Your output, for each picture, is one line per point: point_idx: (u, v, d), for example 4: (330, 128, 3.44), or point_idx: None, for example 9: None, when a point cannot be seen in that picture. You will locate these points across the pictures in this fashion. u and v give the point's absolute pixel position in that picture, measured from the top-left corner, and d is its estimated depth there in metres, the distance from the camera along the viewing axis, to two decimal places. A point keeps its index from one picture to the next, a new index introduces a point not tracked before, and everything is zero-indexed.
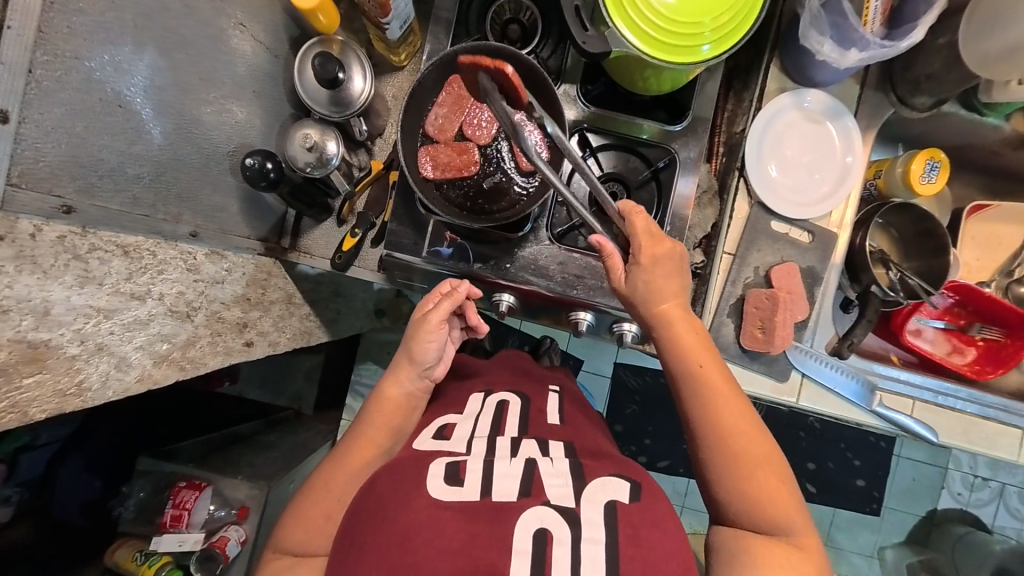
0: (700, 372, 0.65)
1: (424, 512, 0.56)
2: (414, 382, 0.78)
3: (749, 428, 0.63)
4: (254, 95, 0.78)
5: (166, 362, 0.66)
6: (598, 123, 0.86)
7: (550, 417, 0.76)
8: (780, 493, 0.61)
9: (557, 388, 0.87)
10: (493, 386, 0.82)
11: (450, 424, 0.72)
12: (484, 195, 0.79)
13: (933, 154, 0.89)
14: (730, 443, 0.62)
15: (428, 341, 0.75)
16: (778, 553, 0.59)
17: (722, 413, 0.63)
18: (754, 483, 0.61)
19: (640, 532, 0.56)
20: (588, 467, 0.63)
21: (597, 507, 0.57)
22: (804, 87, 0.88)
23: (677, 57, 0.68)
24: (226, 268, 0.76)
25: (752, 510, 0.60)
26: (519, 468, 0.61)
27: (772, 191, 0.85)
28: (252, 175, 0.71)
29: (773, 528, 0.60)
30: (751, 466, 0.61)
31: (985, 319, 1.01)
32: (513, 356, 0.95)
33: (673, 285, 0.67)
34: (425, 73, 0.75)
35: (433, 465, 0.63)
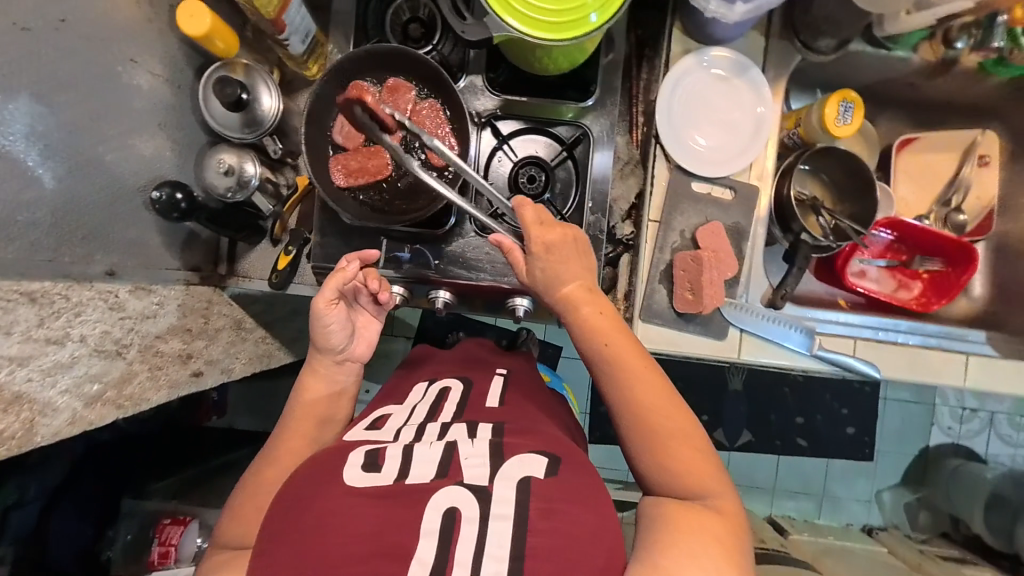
0: (610, 349, 0.65)
1: (339, 500, 0.58)
2: (333, 369, 0.80)
3: (663, 397, 0.63)
4: (160, 126, 0.79)
5: (98, 402, 0.67)
6: (510, 109, 0.86)
7: (489, 399, 0.77)
8: (697, 457, 0.62)
9: (505, 371, 0.88)
10: (438, 375, 0.86)
11: (384, 417, 0.76)
12: (401, 195, 0.79)
13: (845, 94, 0.90)
14: (644, 414, 0.63)
15: (326, 326, 0.76)
16: (695, 515, 0.59)
17: (635, 386, 0.63)
18: (669, 451, 0.61)
19: (554, 505, 0.57)
20: (508, 445, 0.64)
21: (511, 485, 0.58)
22: (708, 46, 0.88)
23: (563, 33, 0.68)
24: (158, 302, 0.76)
25: (668, 475, 0.61)
26: (438, 453, 0.63)
27: (689, 153, 0.86)
28: (163, 207, 0.72)
29: (688, 492, 0.60)
30: (666, 433, 0.62)
31: (927, 252, 1.03)
32: (471, 345, 0.97)
33: (573, 270, 0.68)
34: (321, 87, 0.76)
35: (352, 454, 0.65)
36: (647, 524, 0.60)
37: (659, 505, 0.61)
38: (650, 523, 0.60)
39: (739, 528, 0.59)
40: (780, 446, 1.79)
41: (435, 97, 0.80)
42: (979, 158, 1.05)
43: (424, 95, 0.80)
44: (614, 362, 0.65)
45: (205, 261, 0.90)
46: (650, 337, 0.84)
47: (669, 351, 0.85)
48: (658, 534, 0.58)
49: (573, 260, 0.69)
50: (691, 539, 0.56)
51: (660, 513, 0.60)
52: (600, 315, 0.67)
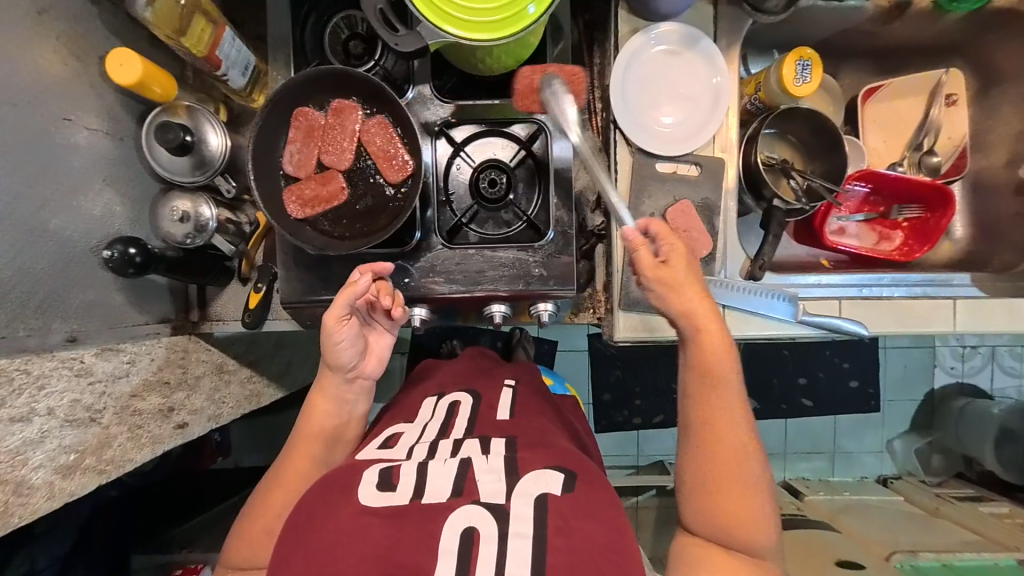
0: (718, 382, 0.67)
1: (352, 520, 0.56)
2: (343, 386, 0.78)
3: (747, 451, 0.65)
4: (107, 182, 0.76)
5: (77, 471, 0.66)
6: (464, 114, 0.84)
7: (499, 411, 0.77)
8: (761, 525, 0.64)
9: (513, 383, 0.87)
10: (446, 389, 0.85)
11: (396, 436, 0.73)
12: (361, 217, 0.77)
13: (800, 53, 0.88)
14: (721, 460, 0.65)
15: (336, 342, 0.74)
16: (736, 568, 0.63)
17: (729, 427, 0.66)
18: (731, 506, 0.64)
19: (569, 522, 0.56)
20: (523, 460, 0.63)
21: (528, 501, 0.57)
22: (655, 23, 0.86)
23: (498, 31, 0.66)
24: (128, 362, 0.75)
25: (720, 529, 0.64)
26: (453, 469, 0.62)
27: (648, 135, 0.84)
28: (116, 264, 0.69)
29: (739, 544, 0.64)
30: (736, 486, 0.64)
31: (903, 200, 1.02)
32: (476, 355, 0.97)
33: (694, 302, 0.68)
34: (264, 118, 0.73)
35: (367, 471, 0.63)
36: (686, 560, 0.65)
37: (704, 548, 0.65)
38: (692, 560, 0.65)
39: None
40: (787, 410, 1.79)
41: (382, 113, 0.77)
42: (946, 98, 1.03)
43: (371, 113, 0.78)
44: (716, 398, 0.67)
45: (175, 310, 0.88)
46: (632, 326, 0.84)
47: (656, 336, 0.84)
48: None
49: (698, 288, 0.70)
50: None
51: (703, 557, 0.64)
52: (724, 348, 0.68)
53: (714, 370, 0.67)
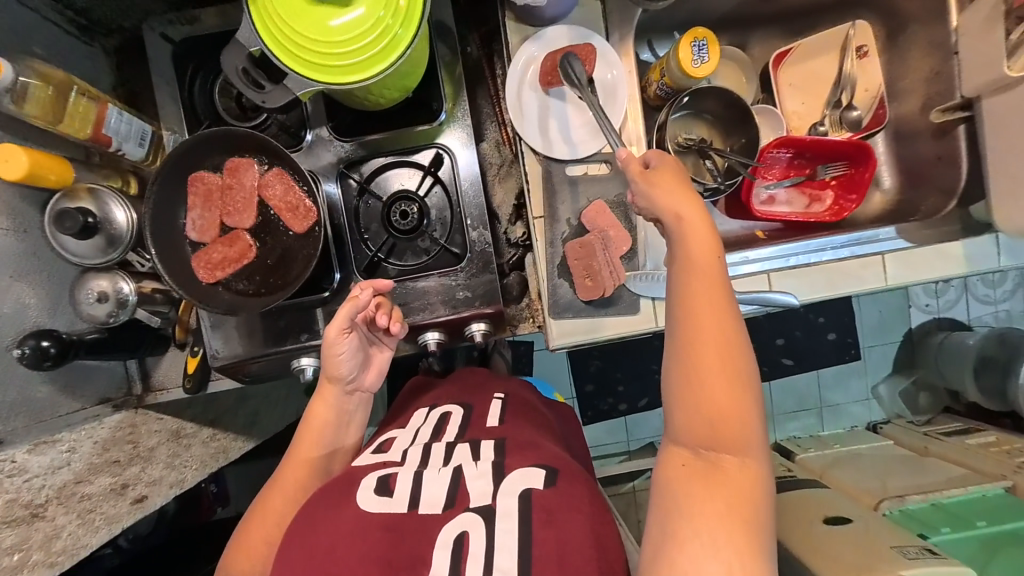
0: (703, 267, 0.60)
1: (349, 525, 0.59)
2: (342, 398, 0.77)
3: (737, 342, 0.58)
4: (16, 276, 0.76)
5: (26, 567, 0.67)
6: (367, 149, 0.84)
7: (489, 418, 0.77)
8: (748, 425, 0.56)
9: (502, 396, 0.85)
10: (438, 401, 0.85)
11: (390, 440, 0.75)
12: (275, 270, 0.77)
13: (694, 34, 0.86)
14: (707, 354, 0.57)
15: (336, 352, 0.73)
16: (725, 482, 0.54)
17: (716, 313, 0.59)
18: (716, 405, 0.56)
19: (555, 515, 0.59)
20: (510, 462, 0.65)
21: (513, 497, 0.60)
22: (544, 27, 0.85)
23: (364, 70, 0.65)
24: (67, 450, 0.75)
25: (704, 434, 0.56)
26: (446, 476, 0.64)
27: (553, 140, 0.84)
28: (31, 359, 0.69)
29: (727, 455, 0.55)
30: (725, 382, 0.56)
31: (828, 159, 1.01)
32: (467, 374, 0.95)
33: (674, 193, 0.63)
34: (152, 191, 0.72)
35: (364, 478, 0.66)
36: (670, 477, 0.57)
37: (690, 465, 0.56)
38: (675, 475, 0.56)
39: (762, 505, 0.54)
40: (769, 372, 1.81)
41: (277, 164, 0.77)
42: (857, 51, 1.02)
43: (265, 165, 0.77)
44: (705, 283, 0.59)
45: (115, 388, 0.88)
46: (566, 331, 0.83)
47: (590, 340, 0.84)
48: (681, 500, 0.54)
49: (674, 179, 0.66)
50: (712, 506, 0.53)
51: (686, 474, 0.56)
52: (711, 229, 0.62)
53: (701, 252, 0.61)
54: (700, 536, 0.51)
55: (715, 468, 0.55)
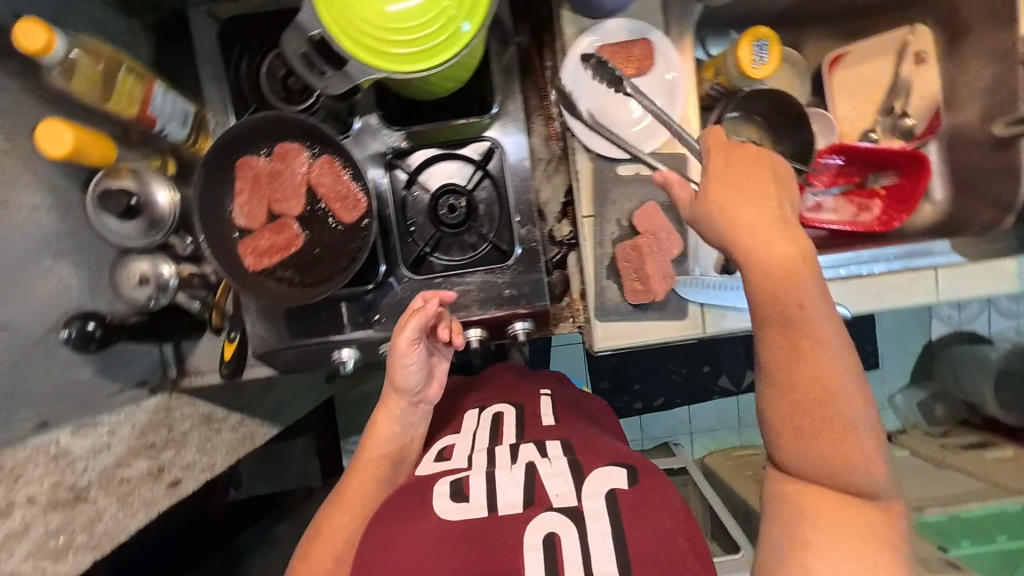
0: (794, 291, 0.57)
1: (433, 536, 0.59)
2: (408, 411, 0.80)
3: (845, 364, 0.55)
4: (58, 257, 0.74)
5: (67, 553, 0.66)
6: (417, 140, 0.82)
7: (544, 419, 0.79)
8: (871, 447, 0.54)
9: (549, 392, 0.89)
10: (488, 401, 0.86)
11: (450, 446, 0.76)
12: (320, 261, 0.76)
13: (756, 33, 0.83)
14: (818, 389, 0.54)
15: (405, 366, 0.75)
16: (848, 507, 0.53)
17: (817, 337, 0.56)
18: (833, 440, 0.53)
19: (638, 510, 0.59)
20: (585, 461, 0.66)
21: (598, 499, 0.60)
22: (600, 19, 0.81)
23: (431, 57, 0.63)
24: (107, 433, 0.75)
25: (823, 466, 0.54)
26: (520, 476, 0.65)
27: (604, 136, 0.81)
28: (77, 342, 0.69)
29: (852, 483, 0.53)
30: (841, 410, 0.54)
31: (878, 167, 0.99)
32: (502, 370, 0.99)
33: (745, 208, 0.61)
34: (199, 175, 0.70)
35: (437, 486, 0.66)
36: (784, 499, 0.55)
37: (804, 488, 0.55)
38: (789, 499, 0.55)
39: (886, 517, 0.53)
40: None
41: (326, 152, 0.75)
42: (915, 56, 0.99)
43: (313, 152, 0.75)
44: (799, 307, 0.56)
45: (152, 371, 0.87)
46: (610, 334, 0.82)
47: (627, 345, 0.82)
48: (797, 523, 0.53)
49: (749, 186, 0.62)
50: (839, 534, 0.52)
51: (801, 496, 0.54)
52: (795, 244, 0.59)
53: (790, 274, 0.58)
54: (829, 560, 0.50)
55: (837, 494, 0.54)
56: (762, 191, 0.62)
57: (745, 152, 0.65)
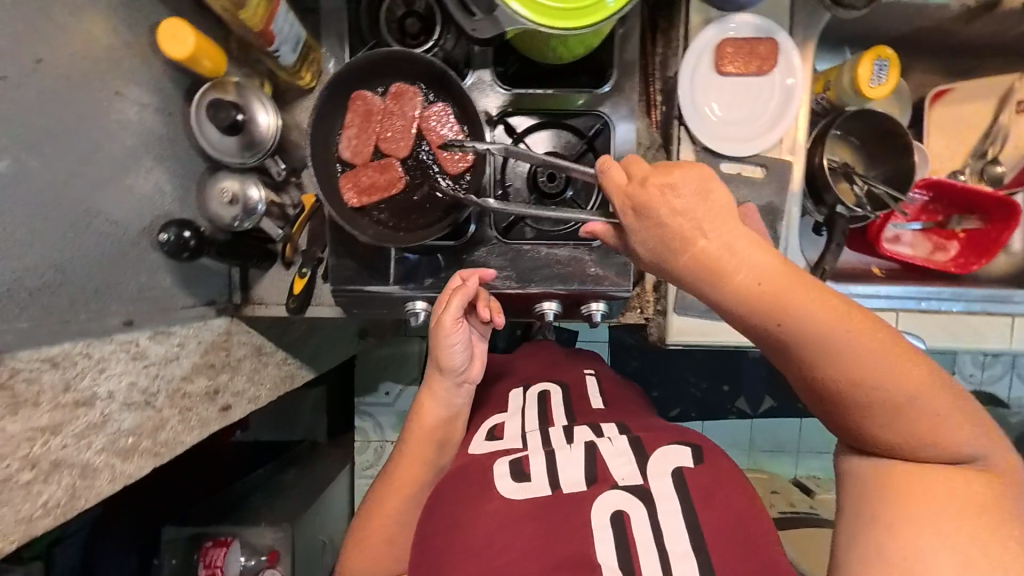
0: (770, 292, 0.45)
1: (498, 517, 0.58)
2: (451, 391, 0.79)
3: (863, 333, 0.44)
4: (156, 160, 0.73)
5: (135, 454, 0.65)
6: (521, 104, 0.80)
7: (592, 399, 0.77)
8: (943, 391, 0.43)
9: (592, 370, 0.88)
10: (531, 380, 0.84)
11: (499, 425, 0.75)
12: (417, 208, 0.75)
13: (880, 51, 0.83)
14: (848, 386, 0.44)
15: (450, 344, 0.75)
16: (940, 468, 0.44)
17: (820, 327, 0.44)
18: (915, 434, 0.43)
19: (711, 492, 0.55)
20: (646, 440, 0.63)
21: (665, 480, 0.56)
22: (730, 12, 0.81)
23: (579, 19, 0.62)
24: (178, 344, 0.74)
25: (913, 453, 0.44)
26: (581, 454, 0.62)
27: (712, 130, 0.81)
28: (172, 249, 0.68)
29: (934, 441, 0.43)
30: (880, 384, 0.43)
31: (964, 210, 0.98)
32: (537, 349, 0.96)
33: (706, 217, 0.46)
34: (319, 100, 0.69)
35: (497, 466, 0.65)
36: (853, 494, 0.47)
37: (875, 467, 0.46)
38: (863, 494, 0.46)
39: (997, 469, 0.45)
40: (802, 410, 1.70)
41: (443, 99, 0.74)
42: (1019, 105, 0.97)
43: (430, 98, 0.74)
44: (785, 315, 0.44)
45: (219, 292, 0.87)
46: (683, 329, 0.82)
47: (703, 341, 0.83)
48: (876, 520, 0.44)
49: (697, 207, 0.46)
50: (937, 509, 0.42)
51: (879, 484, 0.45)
52: (725, 243, 0.46)
53: (747, 280, 0.45)
54: (934, 551, 0.41)
55: (919, 463, 0.44)
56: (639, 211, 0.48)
57: (653, 193, 0.47)
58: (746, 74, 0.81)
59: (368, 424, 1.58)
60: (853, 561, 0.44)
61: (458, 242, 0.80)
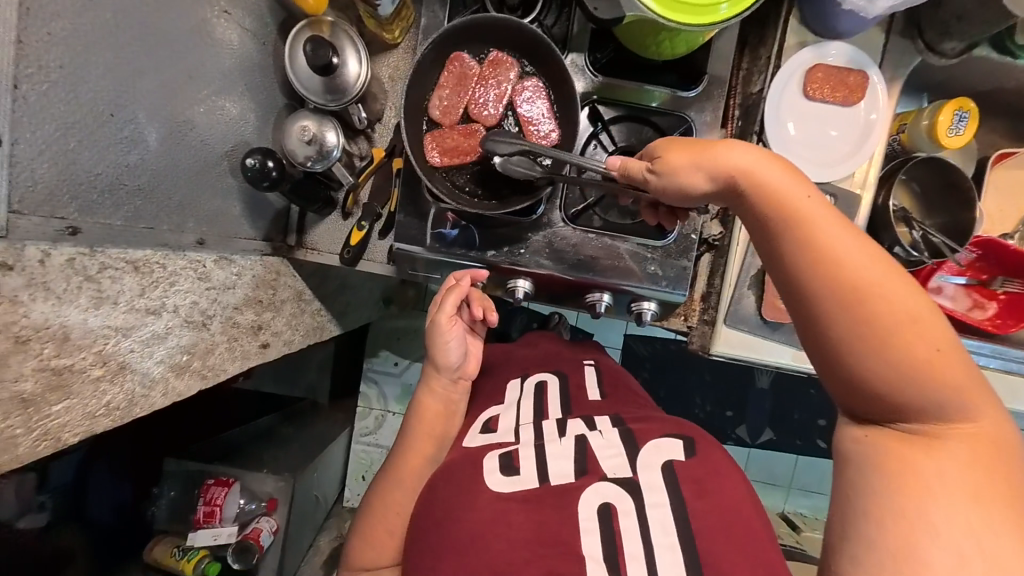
0: (800, 214, 0.50)
1: (490, 509, 0.56)
2: (448, 388, 0.79)
3: (886, 276, 0.45)
4: (245, 87, 0.74)
5: (186, 372, 0.65)
6: (607, 93, 0.80)
7: (590, 392, 0.73)
8: (939, 339, 0.44)
9: (593, 362, 0.82)
10: (528, 369, 0.79)
11: (494, 417, 0.70)
12: (495, 179, 0.76)
13: (962, 103, 0.84)
14: (846, 296, 0.45)
15: (446, 344, 0.76)
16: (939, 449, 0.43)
17: (839, 255, 0.47)
18: (911, 367, 0.43)
19: (705, 483, 0.54)
20: (639, 432, 0.61)
21: (654, 472, 0.55)
22: (826, 40, 0.82)
23: (695, 17, 0.63)
24: (236, 273, 0.74)
25: (909, 396, 0.44)
26: (571, 448, 0.60)
27: (789, 151, 0.82)
28: (254, 175, 0.69)
29: (933, 412, 0.43)
30: (888, 331, 0.44)
31: (1010, 273, 0.95)
32: (541, 338, 0.89)
33: (723, 150, 0.55)
34: (423, 55, 0.71)
35: (486, 460, 0.62)
36: (852, 465, 0.46)
37: (872, 437, 0.46)
38: (861, 462, 0.45)
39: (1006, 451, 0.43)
40: (802, 447, 1.51)
41: (540, 76, 0.76)
42: None
43: (527, 73, 0.76)
44: (783, 231, 0.50)
45: (275, 231, 0.87)
46: (730, 341, 0.83)
47: (751, 357, 0.84)
48: (872, 496, 0.43)
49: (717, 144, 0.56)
50: (936, 492, 0.41)
51: (876, 450, 0.45)
52: (773, 170, 0.52)
53: (779, 200, 0.51)
54: (926, 524, 0.40)
55: (910, 435, 0.44)
56: (710, 145, 0.56)
57: (681, 141, 0.59)
58: (832, 101, 0.82)
59: (372, 391, 1.49)
60: (848, 564, 0.42)
61: (526, 219, 0.80)
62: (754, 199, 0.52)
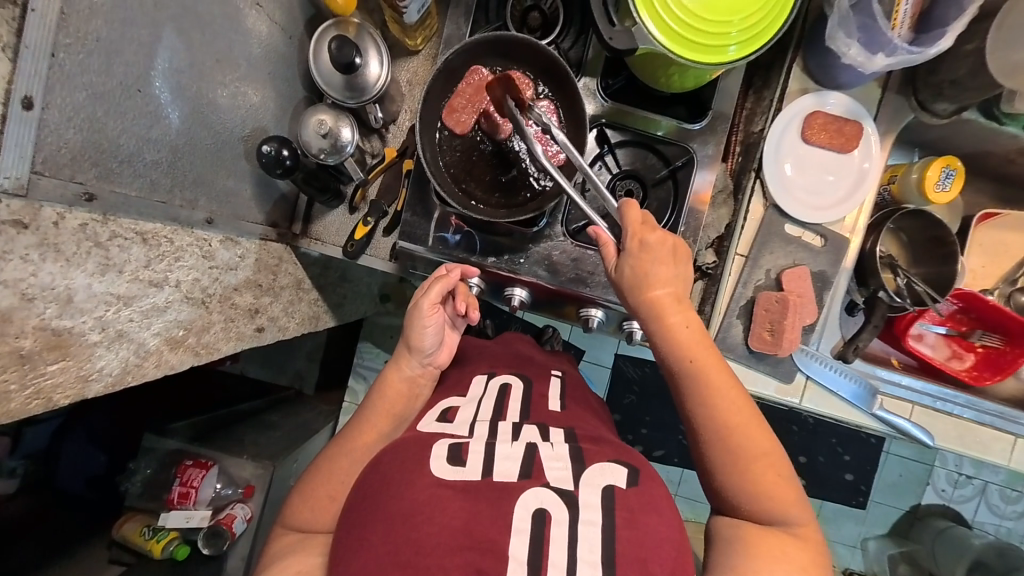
0: (698, 356, 0.65)
1: (427, 491, 0.55)
2: (415, 371, 0.80)
3: (748, 413, 0.63)
4: (268, 77, 0.76)
5: (181, 347, 0.65)
6: (616, 118, 0.83)
7: (551, 401, 0.74)
8: (777, 463, 0.61)
9: (559, 373, 0.85)
10: (495, 368, 0.80)
11: (454, 408, 0.71)
12: (502, 189, 0.79)
13: (949, 162, 0.88)
14: (724, 424, 0.62)
15: (423, 329, 0.77)
16: (776, 542, 0.58)
17: (723, 395, 0.63)
18: (760, 482, 0.60)
19: (635, 515, 0.55)
20: (588, 451, 0.62)
21: (595, 491, 0.56)
22: (827, 88, 0.86)
23: (704, 55, 0.67)
24: (240, 254, 0.75)
25: (759, 503, 0.60)
26: (520, 451, 0.60)
27: (786, 191, 0.86)
28: (268, 162, 0.71)
29: (771, 518, 0.59)
30: (747, 454, 0.61)
31: (989, 326, 0.96)
32: (513, 339, 0.91)
33: (662, 273, 0.67)
34: (449, 59, 0.74)
35: (436, 446, 0.62)
36: (727, 545, 0.59)
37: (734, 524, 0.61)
38: (726, 546, 0.59)
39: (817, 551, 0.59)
40: None
41: (554, 96, 0.78)
42: None
43: (542, 91, 0.79)
44: (685, 366, 0.65)
45: (282, 218, 0.90)
46: None
47: None
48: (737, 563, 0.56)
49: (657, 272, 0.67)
50: (769, 568, 0.55)
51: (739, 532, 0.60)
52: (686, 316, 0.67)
53: (689, 340, 0.65)
54: None
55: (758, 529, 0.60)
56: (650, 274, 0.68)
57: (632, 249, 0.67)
58: (829, 147, 0.86)
59: (359, 387, 1.44)
60: None
61: (527, 228, 0.82)
62: (665, 336, 0.66)
